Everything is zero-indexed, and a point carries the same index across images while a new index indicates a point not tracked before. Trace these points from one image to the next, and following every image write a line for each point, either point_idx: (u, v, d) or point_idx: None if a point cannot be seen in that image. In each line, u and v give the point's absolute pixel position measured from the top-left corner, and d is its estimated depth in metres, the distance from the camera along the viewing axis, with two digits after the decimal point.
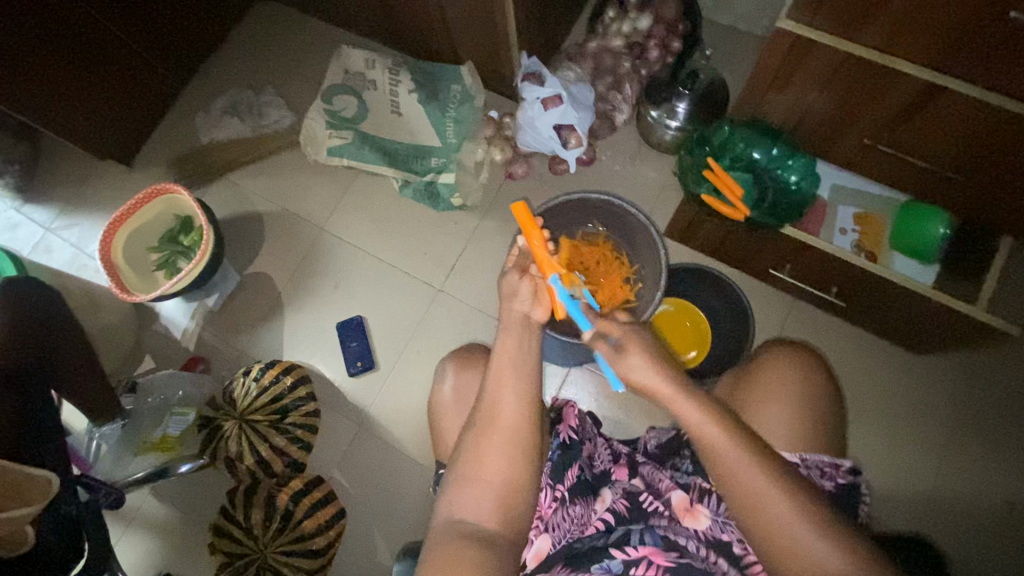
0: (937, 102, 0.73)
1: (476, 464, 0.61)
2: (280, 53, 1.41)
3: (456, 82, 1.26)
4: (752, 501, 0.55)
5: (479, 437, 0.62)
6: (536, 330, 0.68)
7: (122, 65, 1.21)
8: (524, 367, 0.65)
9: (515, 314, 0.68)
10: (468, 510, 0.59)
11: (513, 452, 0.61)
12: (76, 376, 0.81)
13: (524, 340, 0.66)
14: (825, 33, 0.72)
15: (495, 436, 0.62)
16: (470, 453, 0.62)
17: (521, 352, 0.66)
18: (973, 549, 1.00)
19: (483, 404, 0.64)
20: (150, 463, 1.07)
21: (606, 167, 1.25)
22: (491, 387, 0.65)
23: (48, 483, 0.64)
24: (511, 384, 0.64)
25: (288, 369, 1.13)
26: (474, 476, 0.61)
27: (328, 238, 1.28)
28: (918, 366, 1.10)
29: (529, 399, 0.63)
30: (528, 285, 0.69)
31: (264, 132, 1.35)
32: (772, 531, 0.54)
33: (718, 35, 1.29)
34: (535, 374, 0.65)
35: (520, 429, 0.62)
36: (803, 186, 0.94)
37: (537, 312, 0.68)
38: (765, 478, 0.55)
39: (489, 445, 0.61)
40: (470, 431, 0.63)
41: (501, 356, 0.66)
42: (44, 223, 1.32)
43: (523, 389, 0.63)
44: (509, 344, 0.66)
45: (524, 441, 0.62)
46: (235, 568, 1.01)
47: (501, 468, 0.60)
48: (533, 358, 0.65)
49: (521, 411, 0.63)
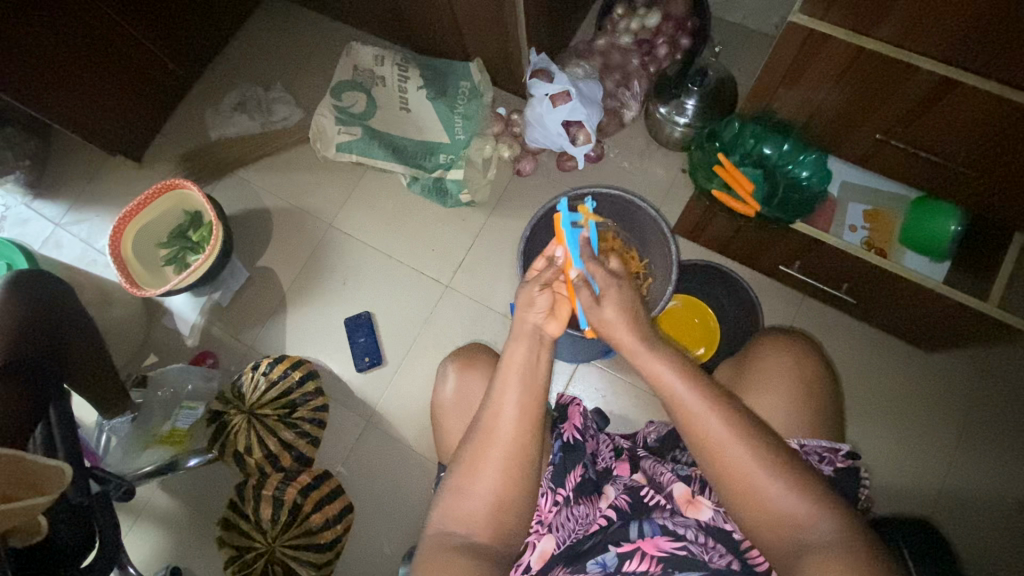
0: (949, 96, 0.73)
1: (470, 477, 0.62)
2: (289, 50, 1.41)
3: (465, 78, 1.26)
4: (721, 457, 0.57)
5: (477, 451, 0.62)
6: (547, 341, 0.67)
7: (132, 61, 1.22)
8: (528, 380, 0.64)
9: (527, 324, 0.66)
10: (459, 523, 0.60)
11: (508, 468, 0.61)
12: (90, 369, 0.82)
13: (532, 353, 0.65)
14: (839, 28, 0.73)
15: (492, 452, 0.62)
16: (468, 465, 0.62)
17: (530, 365, 0.65)
18: (982, 545, 0.99)
19: (483, 416, 0.64)
20: (160, 456, 1.07)
21: (614, 163, 1.25)
22: (490, 399, 0.65)
23: (62, 473, 0.63)
24: (513, 399, 0.63)
25: (297, 364, 1.14)
26: (468, 489, 0.61)
27: (335, 233, 1.28)
28: (926, 362, 1.10)
29: (530, 411, 0.63)
30: (547, 296, 0.67)
31: (273, 129, 1.35)
32: (743, 488, 0.56)
33: (727, 32, 1.29)
34: (536, 385, 0.64)
35: (518, 443, 0.62)
36: (814, 182, 0.95)
37: (550, 326, 0.67)
38: (733, 434, 0.57)
39: (487, 459, 0.62)
40: (469, 442, 0.63)
41: (507, 369, 0.65)
42: (54, 219, 1.33)
43: (525, 402, 0.63)
44: (518, 356, 0.65)
45: (523, 456, 0.62)
46: (244, 563, 1.02)
47: (496, 484, 0.61)
48: (540, 371, 0.65)
49: (520, 423, 0.63)
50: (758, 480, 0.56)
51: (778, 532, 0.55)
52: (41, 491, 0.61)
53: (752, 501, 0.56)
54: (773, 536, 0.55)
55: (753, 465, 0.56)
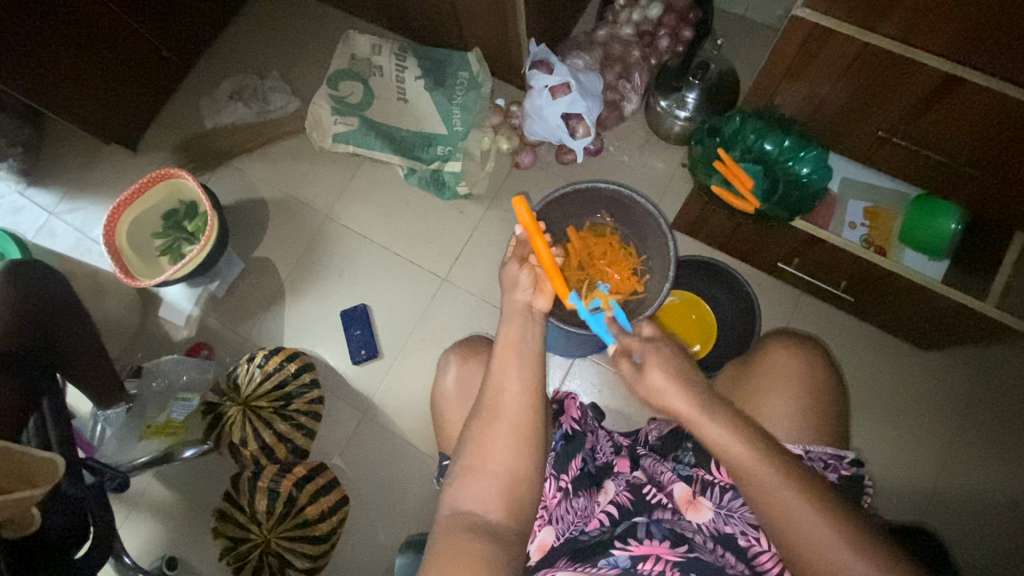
0: (956, 95, 0.72)
1: (482, 454, 0.61)
2: (286, 37, 1.39)
3: (463, 69, 1.24)
4: (781, 511, 0.55)
5: (485, 425, 0.63)
6: (537, 317, 0.70)
7: (125, 47, 1.20)
8: (526, 358, 0.66)
9: (518, 303, 0.71)
10: (473, 500, 0.59)
11: (517, 443, 0.62)
12: (81, 360, 0.81)
13: (526, 330, 0.68)
14: (843, 23, 0.71)
15: (500, 427, 0.62)
16: (475, 443, 0.62)
17: (524, 343, 0.67)
18: (975, 543, 1.00)
19: (488, 395, 0.65)
20: (154, 448, 1.08)
21: (614, 156, 1.24)
22: (493, 379, 0.66)
23: (55, 466, 0.63)
24: (515, 378, 0.65)
25: (292, 356, 1.13)
26: (479, 467, 0.61)
27: (332, 224, 1.27)
28: (924, 360, 1.09)
29: (532, 388, 0.64)
30: (528, 274, 0.73)
31: (269, 118, 1.33)
32: (791, 534, 0.54)
33: (730, 24, 1.27)
34: (534, 365, 0.66)
35: (525, 419, 0.63)
36: (814, 179, 0.93)
37: (538, 301, 0.71)
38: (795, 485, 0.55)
39: (495, 434, 0.62)
40: (474, 421, 0.64)
41: (505, 350, 0.67)
42: (48, 207, 1.32)
43: (527, 381, 0.64)
44: (513, 334, 0.68)
45: (529, 432, 0.62)
46: (240, 553, 1.04)
47: (506, 457, 0.61)
48: (533, 347, 0.67)
49: (524, 402, 0.63)
50: (794, 514, 0.54)
51: (812, 560, 0.53)
52: (33, 483, 0.61)
53: (800, 545, 0.54)
54: (788, 541, 0.54)
55: (812, 516, 0.54)
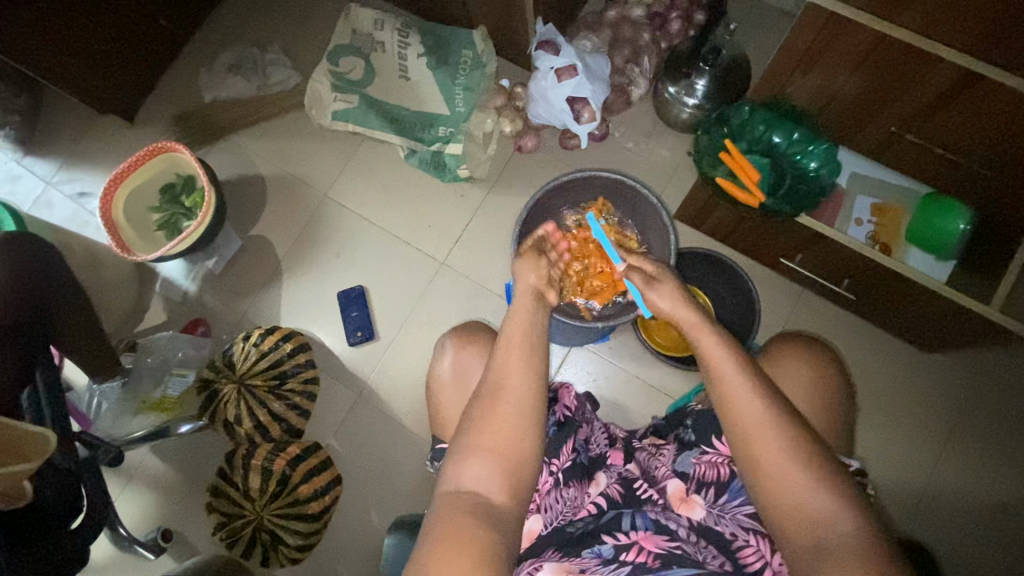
0: (973, 91, 0.69)
1: (482, 438, 0.60)
2: (287, 9, 1.36)
3: (468, 47, 1.22)
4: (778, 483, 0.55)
5: (487, 406, 0.62)
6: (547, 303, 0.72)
7: (122, 15, 1.18)
8: (534, 348, 0.65)
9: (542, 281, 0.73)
10: (476, 481, 0.59)
11: (523, 426, 0.61)
12: (75, 334, 0.80)
13: (532, 319, 0.68)
14: (861, 11, 0.68)
15: (503, 411, 0.61)
16: (476, 424, 0.61)
17: (532, 328, 0.67)
18: (967, 545, 1.00)
19: (490, 381, 0.64)
20: (149, 422, 1.08)
21: (619, 143, 1.21)
22: (498, 362, 0.65)
23: (46, 439, 0.63)
24: (521, 360, 0.64)
25: (288, 336, 1.13)
26: (478, 448, 0.60)
27: (330, 203, 1.25)
28: (925, 362, 1.08)
29: (540, 375, 0.64)
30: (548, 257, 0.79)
31: (269, 93, 1.31)
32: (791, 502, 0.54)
33: (744, 8, 1.23)
34: (541, 354, 0.65)
35: (530, 405, 0.62)
36: (822, 175, 0.89)
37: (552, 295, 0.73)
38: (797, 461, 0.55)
39: (500, 416, 0.61)
40: (475, 401, 0.63)
41: (513, 332, 0.66)
42: (45, 177, 1.30)
43: (533, 368, 0.64)
44: (522, 319, 0.68)
45: (531, 418, 0.62)
46: (233, 528, 1.06)
47: (507, 440, 0.60)
48: (541, 334, 0.67)
49: (531, 388, 0.63)
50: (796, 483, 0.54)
51: (807, 531, 0.53)
52: (26, 457, 0.62)
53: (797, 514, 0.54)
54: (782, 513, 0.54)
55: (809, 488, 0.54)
